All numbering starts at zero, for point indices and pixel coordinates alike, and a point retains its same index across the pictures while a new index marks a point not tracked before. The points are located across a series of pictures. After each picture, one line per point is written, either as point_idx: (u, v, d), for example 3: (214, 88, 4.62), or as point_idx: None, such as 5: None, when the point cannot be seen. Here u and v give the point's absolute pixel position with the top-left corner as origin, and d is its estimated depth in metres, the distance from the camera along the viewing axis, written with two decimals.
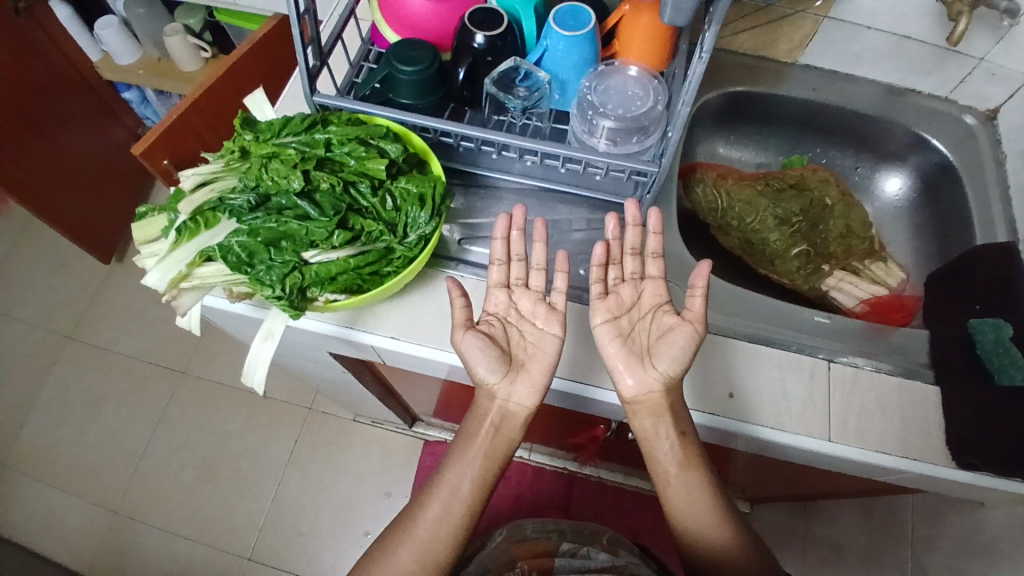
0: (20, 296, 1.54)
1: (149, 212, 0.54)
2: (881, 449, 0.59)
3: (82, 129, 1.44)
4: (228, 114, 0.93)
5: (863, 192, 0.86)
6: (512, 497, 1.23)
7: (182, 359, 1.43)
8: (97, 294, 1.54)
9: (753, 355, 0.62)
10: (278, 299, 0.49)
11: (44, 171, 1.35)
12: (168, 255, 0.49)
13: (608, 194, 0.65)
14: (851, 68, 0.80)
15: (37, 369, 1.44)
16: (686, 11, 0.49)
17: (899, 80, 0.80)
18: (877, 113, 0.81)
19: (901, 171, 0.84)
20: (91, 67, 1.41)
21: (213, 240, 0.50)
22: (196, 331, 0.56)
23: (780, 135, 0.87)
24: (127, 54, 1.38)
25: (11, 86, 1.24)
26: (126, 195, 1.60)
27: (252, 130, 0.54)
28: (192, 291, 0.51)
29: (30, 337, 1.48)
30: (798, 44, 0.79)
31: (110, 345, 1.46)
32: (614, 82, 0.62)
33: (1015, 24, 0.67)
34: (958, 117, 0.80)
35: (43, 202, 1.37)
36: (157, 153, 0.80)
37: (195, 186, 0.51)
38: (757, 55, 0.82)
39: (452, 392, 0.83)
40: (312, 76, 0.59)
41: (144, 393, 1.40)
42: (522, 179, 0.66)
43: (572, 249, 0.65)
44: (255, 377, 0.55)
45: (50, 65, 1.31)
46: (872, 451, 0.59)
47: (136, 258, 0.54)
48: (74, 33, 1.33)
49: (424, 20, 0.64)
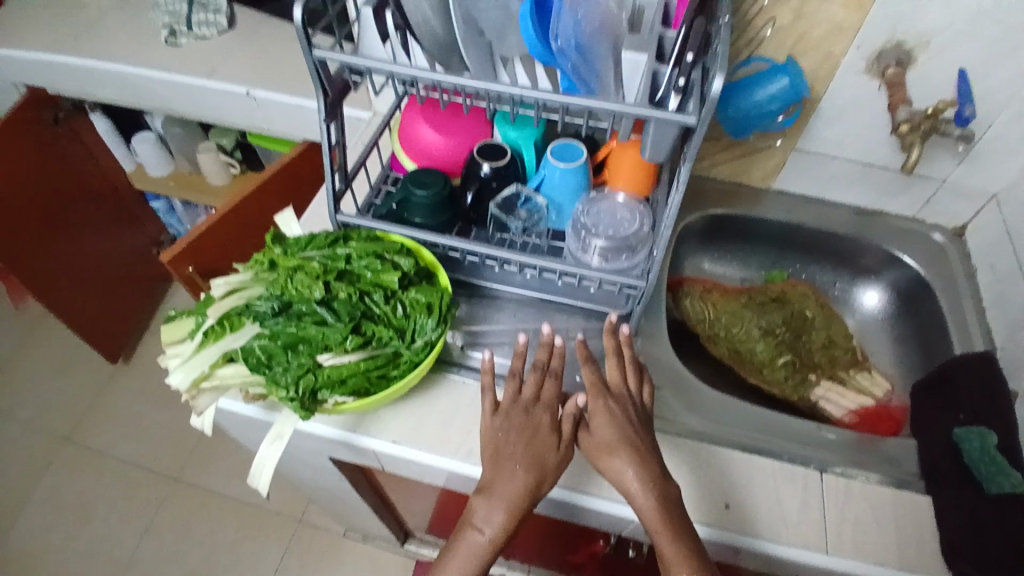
0: (24, 395, 1.55)
1: (178, 315, 0.58)
2: (880, 561, 0.59)
3: (100, 232, 1.52)
4: (253, 228, 1.02)
5: (844, 306, 0.91)
6: None
7: (176, 465, 1.42)
8: (100, 395, 1.55)
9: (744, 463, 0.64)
10: (290, 400, 0.52)
11: (56, 268, 1.41)
12: (193, 357, 0.53)
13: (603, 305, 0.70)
14: (823, 191, 0.89)
15: (29, 472, 1.43)
16: (664, 149, 0.56)
17: (869, 202, 0.88)
18: (851, 232, 0.87)
19: (878, 286, 0.89)
20: (123, 176, 1.53)
21: (237, 341, 0.54)
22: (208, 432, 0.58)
23: (761, 252, 0.93)
24: (160, 167, 1.50)
25: (35, 189, 1.32)
26: (135, 297, 1.66)
27: (281, 244, 0.60)
28: (210, 391, 0.54)
29: (27, 438, 1.48)
30: (771, 172, 0.88)
31: (106, 448, 1.46)
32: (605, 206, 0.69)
33: (971, 147, 0.76)
34: (927, 235, 0.86)
35: (52, 297, 1.41)
36: (182, 262, 0.90)
37: (224, 294, 0.56)
38: (736, 181, 0.91)
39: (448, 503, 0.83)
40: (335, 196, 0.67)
41: (133, 499, 1.38)
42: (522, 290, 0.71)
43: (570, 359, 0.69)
44: (260, 480, 0.56)
45: (76, 173, 1.41)
46: (872, 565, 0.59)
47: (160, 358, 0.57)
48: (108, 143, 1.44)
49: (438, 149, 0.73)
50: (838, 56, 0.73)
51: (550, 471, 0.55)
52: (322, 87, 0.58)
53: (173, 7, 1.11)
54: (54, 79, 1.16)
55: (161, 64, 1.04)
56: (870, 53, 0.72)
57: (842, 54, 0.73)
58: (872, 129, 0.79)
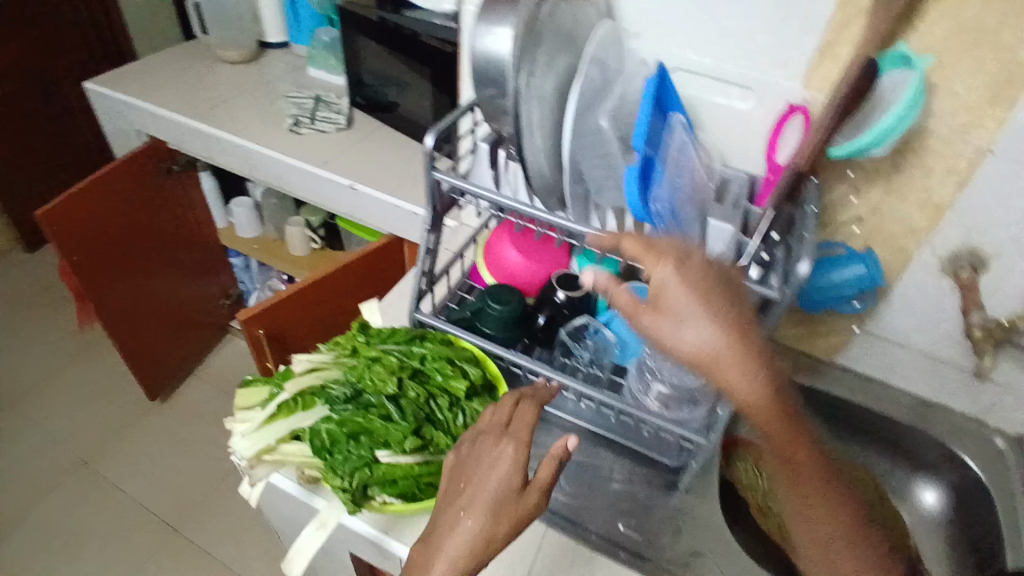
0: (56, 412, 1.62)
1: (254, 380, 0.62)
2: None
3: (180, 276, 1.64)
4: (328, 307, 1.10)
5: (901, 499, 0.86)
6: None
7: (177, 515, 1.43)
8: (125, 427, 1.59)
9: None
10: (342, 491, 0.53)
11: (132, 302, 1.50)
12: (263, 426, 0.56)
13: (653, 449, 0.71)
14: (886, 375, 0.88)
15: (38, 490, 1.46)
16: None
17: (934, 395, 0.86)
18: (916, 422, 0.85)
19: (937, 484, 0.85)
20: (212, 231, 1.68)
21: (305, 421, 0.57)
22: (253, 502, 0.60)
23: (817, 423, 0.90)
24: (249, 228, 1.65)
25: (134, 226, 1.45)
26: (191, 341, 1.75)
27: (364, 333, 0.63)
28: (268, 463, 0.57)
29: (48, 456, 1.53)
30: (835, 347, 0.90)
31: (116, 482, 1.49)
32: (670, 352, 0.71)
33: None
34: (988, 437, 0.83)
35: (122, 329, 1.50)
36: (256, 323, 0.98)
37: (303, 370, 0.60)
38: (799, 348, 0.91)
39: None
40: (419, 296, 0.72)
41: (126, 542, 1.38)
42: (574, 417, 0.73)
43: (613, 499, 0.69)
44: (291, 565, 0.57)
45: (177, 221, 1.55)
46: None
47: (228, 419, 0.61)
48: (210, 201, 1.61)
49: (520, 271, 0.78)
50: (911, 252, 0.76)
51: (498, 543, 0.48)
52: (432, 202, 0.66)
53: (300, 102, 1.30)
54: (181, 141, 1.32)
55: (283, 147, 1.19)
56: (943, 254, 0.75)
57: (914, 250, 0.76)
58: (938, 323, 0.81)
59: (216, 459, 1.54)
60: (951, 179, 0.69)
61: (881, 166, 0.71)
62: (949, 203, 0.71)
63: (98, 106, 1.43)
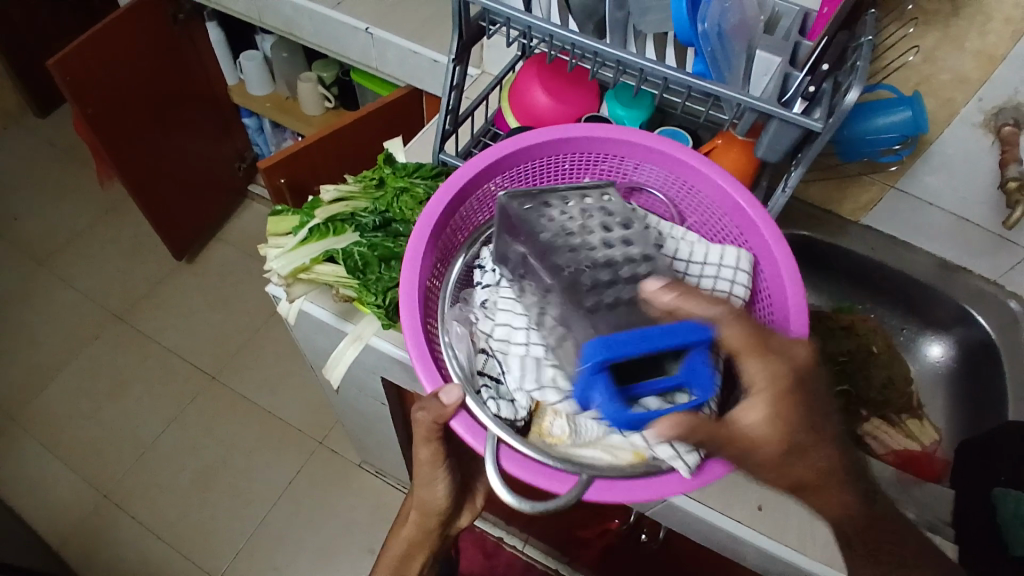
0: (94, 270, 1.84)
1: (284, 215, 0.82)
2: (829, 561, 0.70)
3: (196, 137, 1.66)
4: (349, 151, 1.12)
5: (910, 353, 1.00)
6: (481, 565, 1.32)
7: (216, 365, 1.68)
8: (158, 287, 1.80)
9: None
10: (377, 306, 0.72)
11: (149, 160, 1.55)
12: (293, 250, 0.75)
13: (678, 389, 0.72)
14: (909, 235, 0.95)
15: (82, 338, 1.71)
16: (778, 150, 0.60)
17: (954, 258, 0.95)
18: (933, 283, 0.95)
19: (944, 342, 0.98)
20: (224, 89, 1.66)
21: (335, 244, 0.76)
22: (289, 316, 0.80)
23: (836, 285, 1.03)
24: (260, 86, 1.61)
25: (147, 82, 1.44)
26: (213, 205, 1.84)
27: (390, 167, 0.83)
28: (303, 282, 0.77)
29: (86, 307, 1.76)
30: (863, 206, 0.95)
31: (154, 334, 1.72)
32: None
33: None
34: (1004, 301, 0.93)
35: (140, 187, 1.56)
36: (277, 173, 1.00)
37: (334, 200, 0.80)
38: (825, 208, 0.98)
39: None
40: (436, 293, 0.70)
41: (167, 390, 1.64)
42: None
43: None
44: (335, 377, 0.79)
45: (190, 77, 1.54)
46: (822, 564, 0.70)
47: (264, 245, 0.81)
48: (218, 54, 1.56)
49: (544, 112, 0.76)
50: (958, 105, 0.78)
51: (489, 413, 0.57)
52: (459, 29, 0.65)
53: None
54: None
55: None
56: (989, 108, 0.77)
57: (964, 102, 0.78)
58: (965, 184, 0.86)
59: (251, 316, 1.76)
60: (1008, 31, 0.70)
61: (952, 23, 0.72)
62: (1004, 54, 0.72)
63: None
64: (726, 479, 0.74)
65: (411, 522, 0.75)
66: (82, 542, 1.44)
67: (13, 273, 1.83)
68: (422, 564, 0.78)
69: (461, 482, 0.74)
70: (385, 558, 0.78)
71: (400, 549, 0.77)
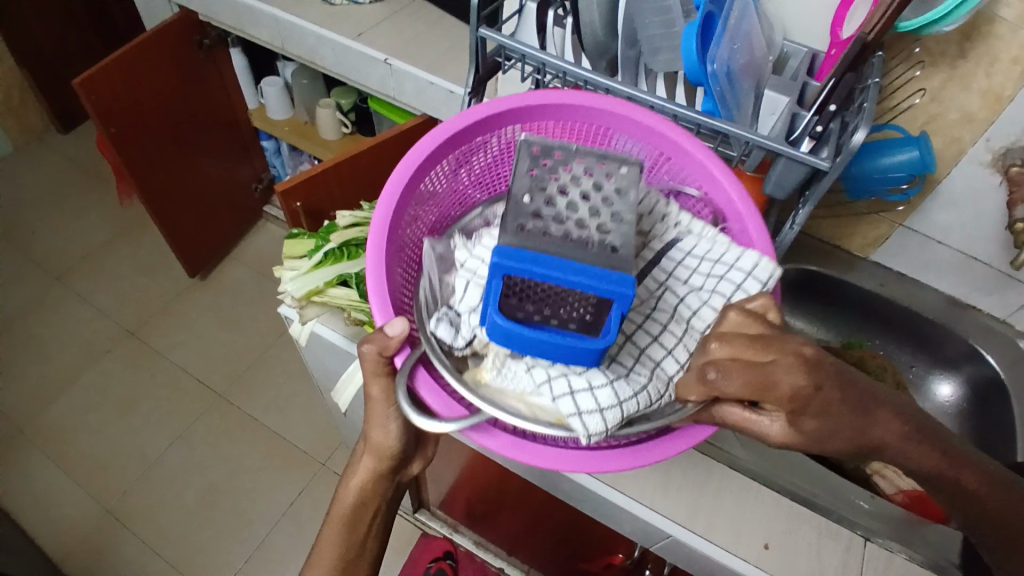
0: (110, 286, 1.87)
1: (301, 239, 0.85)
2: None
3: (215, 158, 1.70)
4: (366, 179, 1.14)
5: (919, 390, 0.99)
6: None
7: (224, 385, 1.69)
8: (170, 305, 1.83)
9: (729, 478, 0.76)
10: None
11: (168, 180, 1.58)
12: (308, 273, 0.78)
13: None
14: (918, 272, 0.96)
15: (94, 354, 1.73)
16: (785, 186, 0.61)
17: (963, 294, 0.95)
18: (939, 319, 0.95)
19: (955, 380, 0.97)
20: (244, 113, 1.71)
21: (350, 268, 0.79)
22: (297, 339, 0.81)
23: (845, 319, 1.02)
24: (281, 111, 1.65)
25: (171, 106, 1.49)
26: (229, 225, 1.87)
27: None
28: (315, 304, 0.78)
29: (100, 322, 1.79)
30: (871, 243, 0.96)
31: (165, 351, 1.74)
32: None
33: None
34: (1012, 339, 0.93)
35: (160, 206, 1.59)
36: (293, 197, 1.03)
37: (349, 224, 0.83)
38: (833, 243, 0.99)
39: (469, 470, 0.97)
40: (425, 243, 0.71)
41: (176, 407, 1.65)
42: None
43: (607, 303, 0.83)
44: (342, 399, 0.80)
45: (212, 100, 1.59)
46: None
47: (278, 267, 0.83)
48: (241, 79, 1.61)
49: None
50: (966, 143, 0.79)
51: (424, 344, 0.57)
52: (475, 63, 0.67)
53: None
54: (211, 9, 1.30)
55: (315, 18, 1.16)
56: (998, 147, 0.78)
57: (970, 142, 0.79)
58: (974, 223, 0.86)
59: (260, 336, 1.77)
60: (1014, 70, 0.72)
61: (959, 63, 0.74)
62: (1013, 93, 0.73)
63: None
64: (731, 515, 0.74)
65: (362, 469, 0.73)
66: (82, 558, 1.44)
67: (29, 289, 1.86)
68: (375, 512, 0.75)
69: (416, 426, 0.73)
70: (337, 508, 0.74)
71: (351, 497, 0.74)
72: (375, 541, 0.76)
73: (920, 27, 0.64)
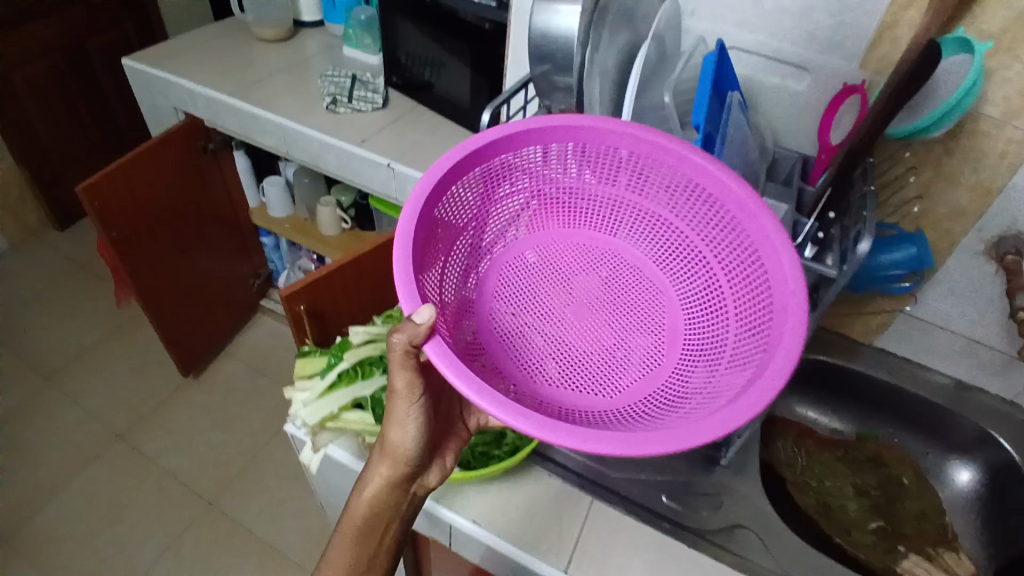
0: (99, 387, 1.82)
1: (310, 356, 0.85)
2: None
3: (213, 254, 1.71)
4: (369, 280, 1.15)
5: (937, 479, 0.95)
6: None
7: (214, 490, 1.62)
8: (161, 405, 1.78)
9: None
10: None
11: (168, 280, 1.59)
12: (325, 397, 0.77)
13: (671, 392, 0.71)
14: (922, 357, 0.96)
15: (81, 460, 1.67)
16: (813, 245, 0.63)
17: (968, 378, 0.95)
18: (950, 406, 0.93)
19: (970, 467, 0.94)
20: (246, 212, 1.74)
21: (366, 390, 0.79)
22: (307, 462, 0.79)
23: (855, 408, 1.01)
24: (281, 209, 1.69)
25: (173, 209, 1.51)
26: (225, 320, 1.87)
27: None
28: (329, 429, 0.78)
29: (89, 426, 1.73)
30: (873, 329, 0.97)
31: (154, 456, 1.68)
32: (725, 287, 0.71)
33: None
34: None
35: (158, 307, 1.59)
36: (297, 300, 1.03)
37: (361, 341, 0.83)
38: (835, 330, 1.01)
39: None
40: (445, 255, 0.76)
41: (163, 516, 1.57)
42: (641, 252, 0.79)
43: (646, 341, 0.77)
44: None
45: (214, 200, 1.62)
46: None
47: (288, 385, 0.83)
48: (244, 181, 1.65)
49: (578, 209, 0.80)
50: (958, 234, 0.82)
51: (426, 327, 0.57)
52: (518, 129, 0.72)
53: (337, 80, 1.31)
54: (217, 118, 1.35)
55: (320, 127, 1.22)
56: (989, 237, 0.80)
57: (962, 233, 0.81)
58: (973, 310, 0.88)
59: (254, 437, 1.72)
60: (1001, 166, 0.75)
61: (944, 160, 0.77)
62: (999, 187, 0.76)
63: (135, 83, 1.46)
64: None
65: (376, 478, 0.69)
66: None
67: (15, 392, 1.81)
68: (388, 521, 0.71)
69: (433, 430, 0.71)
70: (347, 521, 0.70)
71: (362, 508, 0.70)
72: (387, 554, 0.72)
73: (909, 132, 0.68)
